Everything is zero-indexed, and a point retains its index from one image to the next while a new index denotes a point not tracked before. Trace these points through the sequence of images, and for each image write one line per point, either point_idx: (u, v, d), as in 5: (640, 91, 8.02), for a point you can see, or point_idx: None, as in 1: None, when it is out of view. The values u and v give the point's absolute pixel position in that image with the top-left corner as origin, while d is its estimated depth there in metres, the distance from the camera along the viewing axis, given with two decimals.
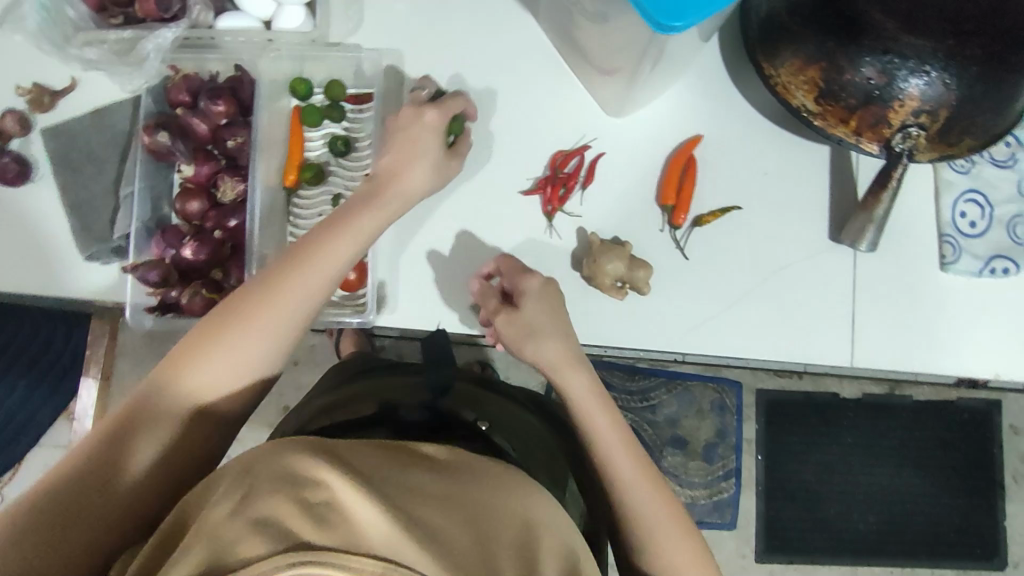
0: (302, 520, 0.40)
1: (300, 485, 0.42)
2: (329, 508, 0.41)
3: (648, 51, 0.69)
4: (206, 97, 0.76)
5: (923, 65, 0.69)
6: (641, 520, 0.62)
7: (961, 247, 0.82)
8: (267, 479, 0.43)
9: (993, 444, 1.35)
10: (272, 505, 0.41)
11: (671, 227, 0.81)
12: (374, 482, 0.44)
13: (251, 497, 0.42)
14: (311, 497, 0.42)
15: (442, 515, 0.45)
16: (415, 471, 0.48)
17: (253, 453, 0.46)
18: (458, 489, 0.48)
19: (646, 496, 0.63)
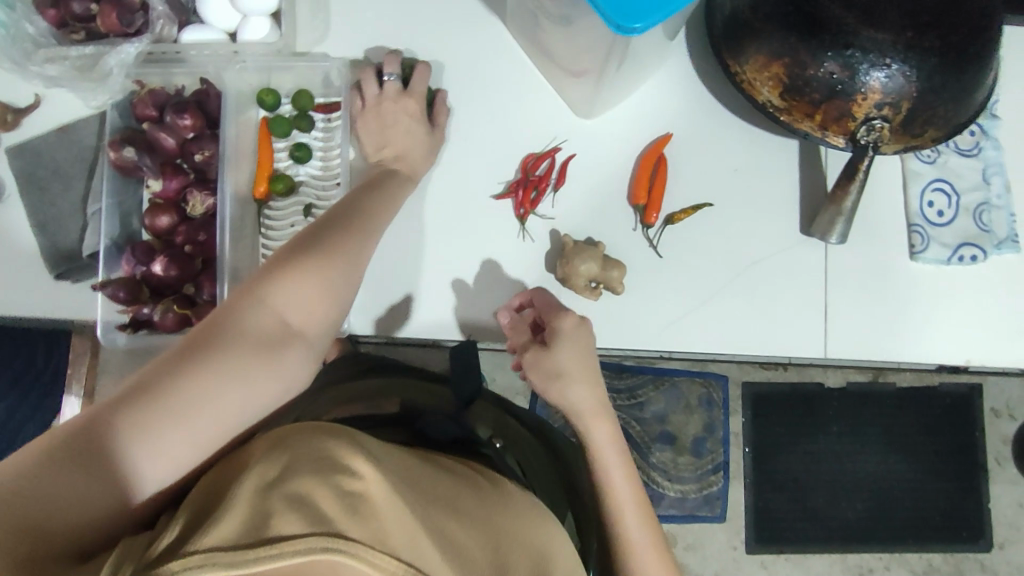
0: (337, 505, 0.38)
1: (335, 469, 0.40)
2: (362, 499, 0.39)
3: (613, 52, 0.70)
4: (172, 111, 0.75)
5: (883, 58, 0.69)
6: (628, 537, 0.67)
7: (929, 236, 0.83)
8: (309, 456, 0.40)
9: (974, 428, 1.37)
10: (307, 482, 0.38)
11: (643, 226, 0.82)
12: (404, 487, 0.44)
13: (289, 471, 0.39)
14: (347, 485, 0.39)
15: (463, 531, 0.45)
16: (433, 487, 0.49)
17: (286, 431, 0.43)
18: (473, 510, 0.50)
19: (633, 517, 0.67)
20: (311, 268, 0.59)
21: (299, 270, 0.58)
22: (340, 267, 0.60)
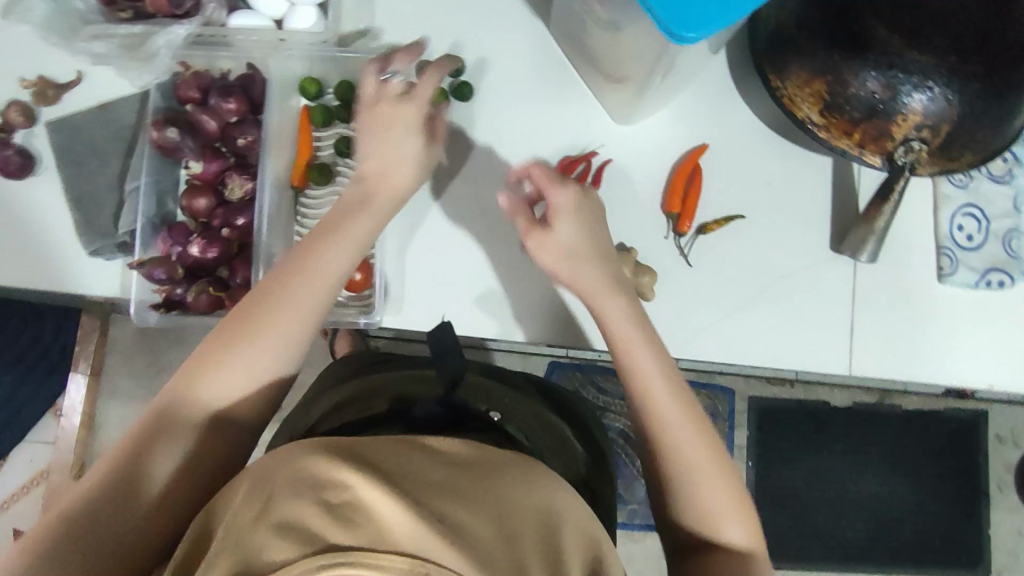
0: (324, 518, 0.41)
1: (321, 484, 0.42)
2: (351, 507, 0.41)
3: (661, 60, 0.70)
4: (217, 94, 0.77)
5: (926, 81, 0.70)
6: (683, 474, 0.60)
7: (957, 260, 0.84)
8: (292, 477, 0.43)
9: (978, 454, 1.37)
10: (295, 502, 0.41)
11: (676, 234, 0.83)
12: (399, 480, 0.44)
13: (274, 501, 0.42)
14: (332, 497, 0.42)
15: (473, 511, 0.45)
16: (442, 464, 0.48)
17: (270, 458, 0.46)
18: (486, 480, 0.48)
19: (691, 442, 0.60)
20: (268, 297, 0.59)
21: (268, 300, 0.58)
22: (307, 285, 0.59)
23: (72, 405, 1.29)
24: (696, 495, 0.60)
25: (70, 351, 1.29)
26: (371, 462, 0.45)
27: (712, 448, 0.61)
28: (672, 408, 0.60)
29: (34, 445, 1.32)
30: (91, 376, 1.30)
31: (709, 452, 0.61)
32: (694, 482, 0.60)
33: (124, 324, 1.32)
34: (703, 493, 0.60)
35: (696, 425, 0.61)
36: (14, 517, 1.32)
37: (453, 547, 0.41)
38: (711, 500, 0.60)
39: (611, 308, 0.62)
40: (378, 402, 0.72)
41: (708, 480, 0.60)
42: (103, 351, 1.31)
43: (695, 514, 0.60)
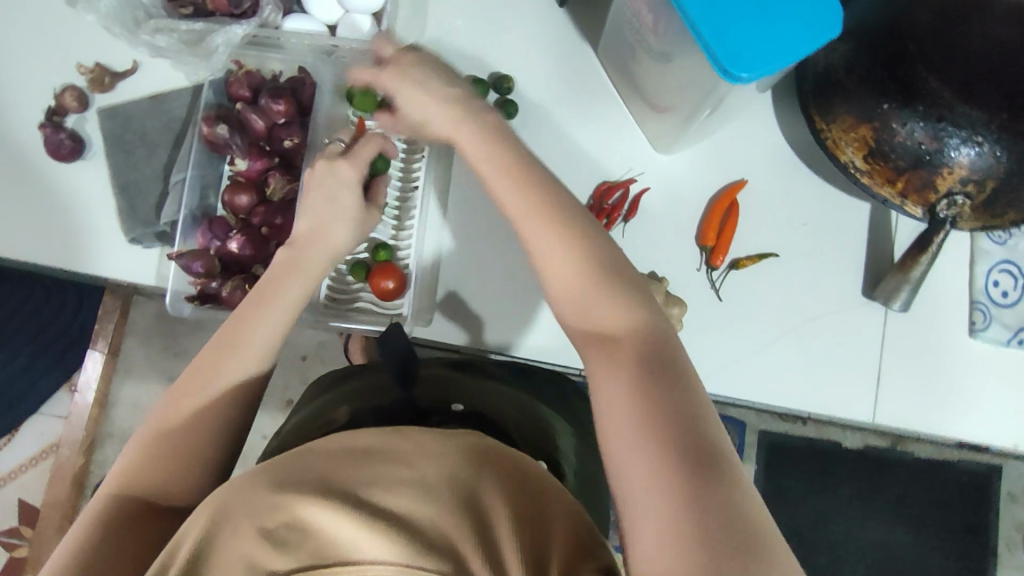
0: (263, 543, 0.46)
1: (259, 513, 0.47)
2: (288, 528, 0.46)
3: (710, 96, 0.70)
4: (268, 95, 0.78)
5: (975, 136, 0.69)
6: (608, 330, 0.53)
7: (991, 315, 0.83)
8: (237, 509, 0.47)
9: (989, 510, 1.35)
10: (239, 540, 0.46)
11: (708, 267, 0.82)
12: (333, 484, 0.48)
13: (217, 534, 0.47)
14: (270, 523, 0.46)
15: (403, 496, 0.48)
16: (377, 453, 0.51)
17: (222, 490, 0.50)
18: (421, 460, 0.51)
19: (598, 304, 0.53)
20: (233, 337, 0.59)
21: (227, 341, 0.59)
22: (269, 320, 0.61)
23: (87, 381, 1.30)
24: (608, 403, 0.49)
25: (90, 328, 1.31)
26: (306, 478, 0.49)
27: (612, 308, 0.53)
28: (569, 283, 0.55)
29: (46, 419, 1.34)
30: (107, 355, 1.30)
31: (614, 312, 0.53)
32: (614, 358, 0.51)
33: (146, 306, 1.34)
34: (626, 369, 0.49)
35: (595, 285, 0.54)
36: (19, 489, 1.33)
37: (383, 542, 0.45)
38: (632, 391, 0.48)
39: (530, 229, 0.56)
40: (340, 413, 0.71)
41: (657, 396, 0.47)
42: (122, 332, 1.32)
43: (610, 421, 0.48)
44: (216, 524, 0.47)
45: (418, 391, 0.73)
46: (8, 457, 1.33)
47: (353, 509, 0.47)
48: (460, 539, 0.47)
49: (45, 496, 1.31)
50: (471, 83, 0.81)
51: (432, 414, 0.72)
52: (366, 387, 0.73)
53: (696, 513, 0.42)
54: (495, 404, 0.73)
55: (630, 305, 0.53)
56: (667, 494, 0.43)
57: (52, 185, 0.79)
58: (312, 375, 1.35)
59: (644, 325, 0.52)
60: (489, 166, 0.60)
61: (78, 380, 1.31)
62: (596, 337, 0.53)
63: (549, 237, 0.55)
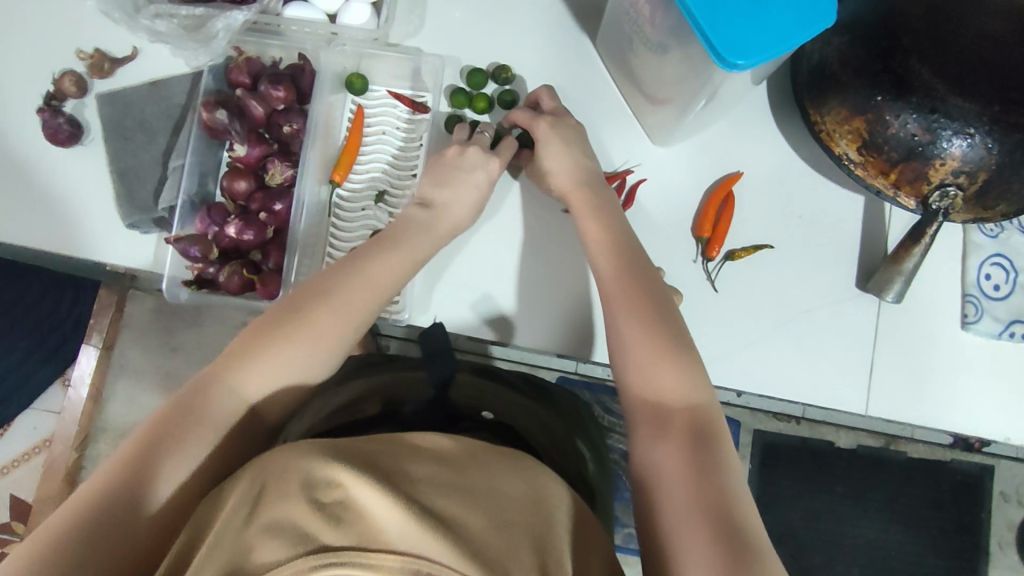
0: (320, 519, 0.45)
1: (312, 487, 0.46)
2: (342, 506, 0.45)
3: (705, 86, 0.71)
4: (267, 81, 0.78)
5: (967, 128, 0.70)
6: (662, 403, 0.59)
7: (983, 308, 0.84)
8: (285, 476, 0.47)
9: (982, 509, 1.36)
10: (288, 505, 0.45)
11: (703, 258, 0.83)
12: (385, 472, 0.49)
13: (266, 501, 0.46)
14: (324, 497, 0.46)
15: (450, 500, 0.49)
16: (423, 456, 0.53)
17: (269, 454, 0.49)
18: (468, 471, 0.53)
19: (672, 378, 0.60)
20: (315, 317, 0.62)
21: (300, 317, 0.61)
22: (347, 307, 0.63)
23: (81, 375, 1.30)
24: (664, 464, 0.56)
25: (86, 323, 1.31)
26: (358, 460, 0.49)
27: (678, 373, 0.60)
28: (634, 339, 0.62)
29: (40, 413, 1.33)
30: (102, 349, 1.30)
31: (678, 376, 0.60)
32: (669, 429, 0.58)
33: (142, 300, 1.33)
34: (678, 434, 0.57)
35: (655, 352, 0.61)
36: (12, 484, 1.32)
37: (434, 540, 0.45)
38: (693, 454, 0.56)
39: (665, 376, 0.60)
40: (366, 403, 0.73)
41: (703, 454, 0.56)
42: (117, 326, 1.32)
43: (663, 479, 0.55)
44: (261, 492, 0.47)
45: (453, 395, 0.75)
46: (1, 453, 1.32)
47: (406, 499, 0.47)
48: (501, 544, 0.48)
49: (39, 491, 1.30)
50: (469, 72, 0.83)
51: (463, 419, 0.73)
52: (393, 383, 0.76)
53: (735, 556, 0.50)
54: (523, 420, 0.74)
55: (694, 380, 0.60)
56: (714, 544, 0.51)
57: (49, 170, 0.79)
58: None
59: (706, 398, 0.60)
60: (610, 258, 0.68)
61: (72, 374, 1.30)
62: (659, 408, 0.59)
63: (634, 320, 0.63)
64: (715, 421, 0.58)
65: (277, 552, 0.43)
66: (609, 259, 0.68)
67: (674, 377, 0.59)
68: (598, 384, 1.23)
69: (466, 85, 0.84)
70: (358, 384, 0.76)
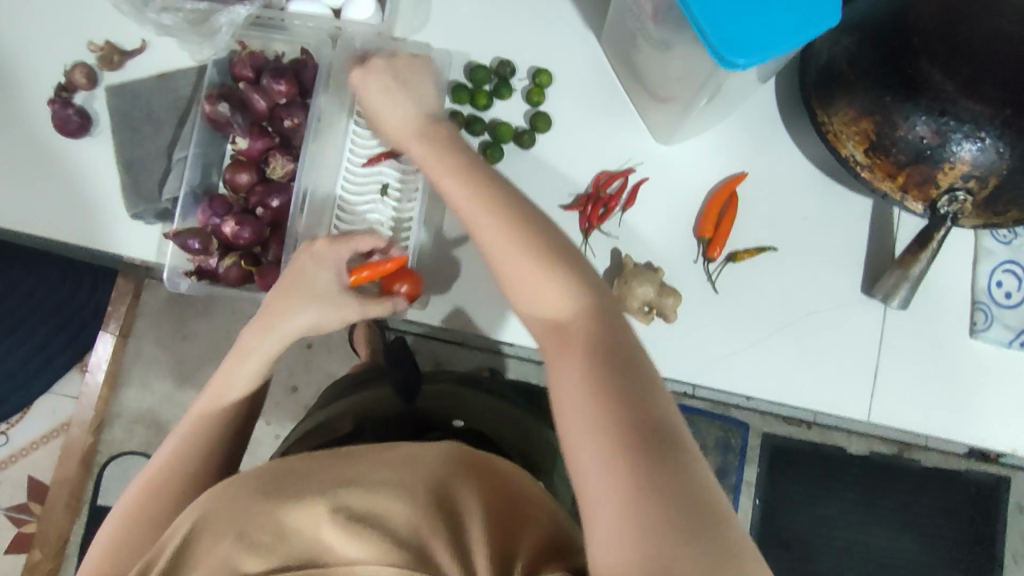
0: (246, 547, 0.48)
1: (243, 520, 0.49)
2: (269, 533, 0.48)
3: (708, 85, 0.70)
4: (269, 75, 0.80)
5: (978, 131, 0.68)
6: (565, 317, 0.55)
7: (993, 316, 0.82)
8: (221, 514, 0.50)
9: (996, 521, 1.33)
10: (219, 541, 0.48)
11: (705, 259, 0.82)
12: (315, 488, 0.51)
13: (201, 527, 0.50)
14: (249, 529, 0.49)
15: (381, 496, 0.51)
16: (357, 460, 0.55)
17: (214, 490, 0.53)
18: (402, 465, 0.54)
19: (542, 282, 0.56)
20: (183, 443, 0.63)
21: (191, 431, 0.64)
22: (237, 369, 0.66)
23: (97, 362, 1.33)
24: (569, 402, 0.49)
25: (102, 312, 1.33)
26: (288, 483, 0.52)
27: (561, 291, 0.56)
28: (501, 241, 0.58)
29: (56, 398, 1.36)
30: (118, 337, 1.33)
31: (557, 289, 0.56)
32: (566, 356, 0.52)
33: (157, 289, 1.36)
34: (583, 362, 0.51)
35: (536, 258, 0.57)
36: (29, 466, 1.36)
37: (359, 543, 0.47)
38: (598, 383, 0.49)
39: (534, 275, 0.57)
40: (344, 418, 0.77)
41: (614, 380, 0.49)
42: (132, 314, 1.35)
43: (576, 421, 0.48)
44: (199, 530, 0.50)
45: (423, 404, 0.78)
46: (20, 436, 1.36)
47: (332, 511, 0.49)
48: (430, 531, 0.49)
49: (55, 473, 1.34)
50: (472, 68, 0.83)
51: (431, 429, 0.74)
52: (370, 397, 0.80)
53: (660, 490, 0.42)
54: (492, 422, 0.77)
55: (579, 293, 0.55)
56: (636, 485, 0.43)
57: (59, 160, 0.81)
58: (316, 364, 1.36)
59: (593, 316, 0.54)
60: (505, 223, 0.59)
61: (88, 361, 1.33)
62: (553, 323, 0.55)
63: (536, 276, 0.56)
64: (624, 336, 0.53)
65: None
66: (491, 219, 0.59)
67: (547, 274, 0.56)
68: None
69: (468, 80, 0.85)
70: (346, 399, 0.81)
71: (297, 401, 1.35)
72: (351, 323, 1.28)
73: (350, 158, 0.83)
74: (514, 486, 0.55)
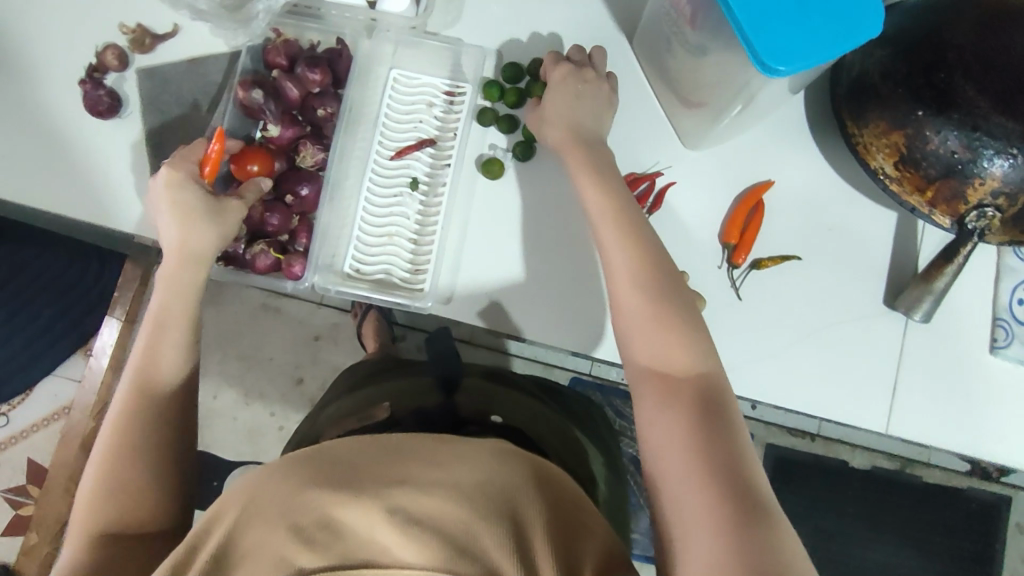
0: (298, 541, 0.48)
1: (294, 511, 0.50)
2: (321, 528, 0.49)
3: (743, 91, 0.69)
4: (304, 64, 0.79)
5: (1009, 148, 0.68)
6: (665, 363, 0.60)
7: (1013, 333, 0.82)
8: (270, 503, 0.51)
9: (998, 540, 1.33)
10: (271, 531, 0.49)
11: (729, 265, 0.82)
12: (365, 485, 0.52)
13: (246, 524, 0.50)
14: (302, 522, 0.49)
15: (432, 499, 0.52)
16: (406, 458, 0.56)
17: (253, 485, 0.53)
18: (454, 467, 0.56)
19: (679, 344, 0.60)
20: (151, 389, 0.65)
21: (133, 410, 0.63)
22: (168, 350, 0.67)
23: (104, 346, 1.33)
24: (665, 441, 0.55)
25: (109, 295, 1.32)
26: (339, 478, 0.53)
27: (669, 331, 0.61)
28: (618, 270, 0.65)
29: (60, 380, 1.36)
30: (124, 323, 1.34)
31: (654, 320, 0.62)
32: (673, 403, 0.57)
33: None
34: (679, 408, 0.56)
35: (645, 297, 0.63)
36: (31, 448, 1.35)
37: (416, 545, 0.48)
38: (690, 423, 0.55)
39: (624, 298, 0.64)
40: (378, 407, 0.77)
41: (704, 425, 0.55)
42: (142, 299, 1.34)
43: (672, 467, 0.54)
44: (248, 516, 0.50)
45: (459, 399, 0.78)
46: (22, 417, 1.35)
47: (386, 512, 0.50)
48: (485, 533, 0.50)
49: (56, 456, 1.33)
50: (505, 66, 0.83)
51: (469, 423, 0.74)
52: (404, 389, 0.80)
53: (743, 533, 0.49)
54: (528, 421, 0.77)
55: (697, 351, 0.60)
56: (727, 528, 0.49)
57: (86, 141, 0.80)
58: (324, 356, 1.36)
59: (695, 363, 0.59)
60: (626, 250, 0.65)
61: (95, 345, 1.33)
62: (656, 364, 0.60)
63: (670, 330, 0.61)
64: (721, 393, 0.58)
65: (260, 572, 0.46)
66: (628, 282, 0.64)
67: (649, 308, 0.62)
68: (608, 387, 1.29)
69: (500, 78, 0.84)
70: (377, 390, 0.81)
71: (304, 392, 1.35)
72: (361, 316, 1.27)
73: (378, 152, 0.84)
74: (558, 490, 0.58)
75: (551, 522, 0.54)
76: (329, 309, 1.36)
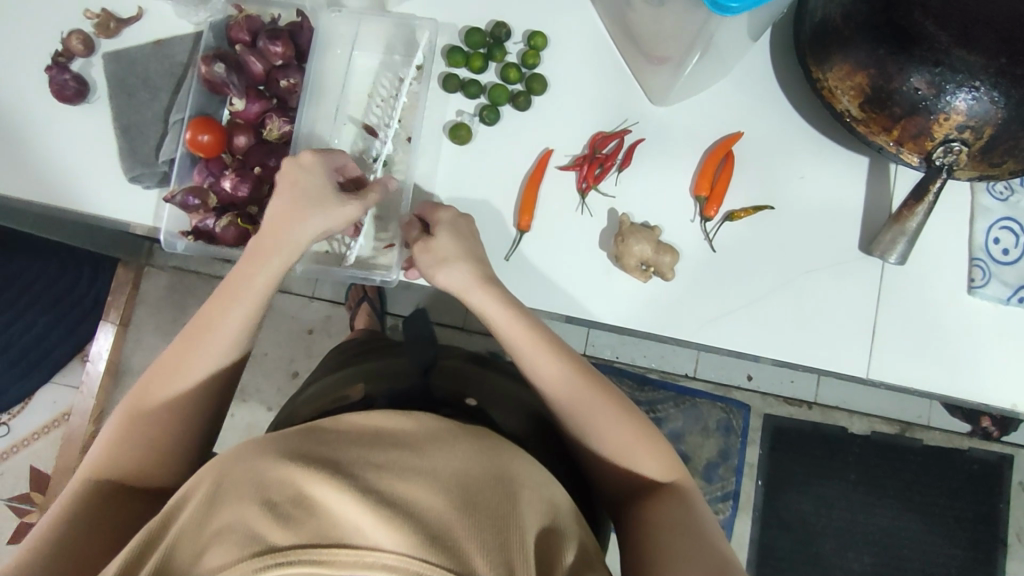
0: (270, 518, 0.46)
1: (266, 488, 0.48)
2: (294, 505, 0.47)
3: (699, 41, 0.69)
4: (265, 37, 0.80)
5: (972, 81, 0.68)
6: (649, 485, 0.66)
7: (991, 272, 0.81)
8: (242, 477, 0.50)
9: (999, 499, 1.32)
10: (243, 507, 0.47)
11: (702, 218, 0.82)
12: (342, 466, 0.50)
13: (217, 503, 0.49)
14: (274, 498, 0.47)
15: (412, 485, 0.50)
16: (384, 443, 0.54)
17: (226, 462, 0.52)
18: (434, 455, 0.54)
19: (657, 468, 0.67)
20: (172, 377, 0.65)
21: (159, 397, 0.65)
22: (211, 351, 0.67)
23: (98, 350, 1.33)
24: (667, 529, 0.60)
25: (102, 300, 1.33)
26: (314, 457, 0.51)
27: (659, 455, 0.67)
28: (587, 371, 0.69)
29: (58, 388, 1.36)
30: (118, 327, 1.34)
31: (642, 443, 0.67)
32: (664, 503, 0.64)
33: (157, 277, 1.36)
34: (668, 507, 0.63)
35: (621, 422, 0.67)
36: (32, 456, 1.36)
37: (390, 531, 0.45)
38: (681, 514, 0.62)
39: (605, 413, 0.67)
40: (354, 388, 0.77)
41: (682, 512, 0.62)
42: (133, 301, 1.35)
43: (666, 540, 0.59)
44: (220, 494, 0.49)
45: (434, 380, 0.78)
46: (22, 426, 1.36)
47: (360, 490, 0.48)
48: (460, 522, 0.49)
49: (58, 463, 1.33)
50: (467, 32, 0.84)
51: (445, 404, 0.75)
52: (382, 369, 0.80)
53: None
54: (502, 404, 0.77)
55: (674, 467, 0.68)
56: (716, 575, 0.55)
57: (58, 128, 0.81)
58: (317, 348, 1.36)
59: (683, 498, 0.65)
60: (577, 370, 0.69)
61: (89, 350, 1.33)
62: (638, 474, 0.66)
63: (635, 436, 0.67)
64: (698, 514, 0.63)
65: (229, 555, 0.45)
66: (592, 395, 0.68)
67: (633, 431, 0.67)
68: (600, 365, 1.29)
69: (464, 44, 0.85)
70: (351, 371, 0.81)
71: (299, 385, 1.35)
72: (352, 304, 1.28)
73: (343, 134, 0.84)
74: (540, 489, 0.57)
75: (530, 528, 0.52)
76: (319, 302, 1.37)
